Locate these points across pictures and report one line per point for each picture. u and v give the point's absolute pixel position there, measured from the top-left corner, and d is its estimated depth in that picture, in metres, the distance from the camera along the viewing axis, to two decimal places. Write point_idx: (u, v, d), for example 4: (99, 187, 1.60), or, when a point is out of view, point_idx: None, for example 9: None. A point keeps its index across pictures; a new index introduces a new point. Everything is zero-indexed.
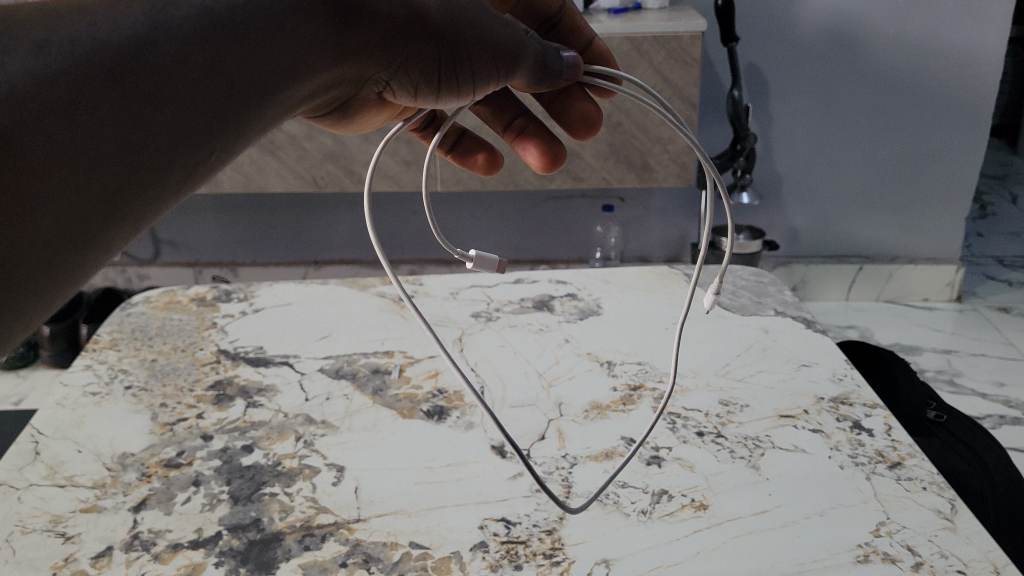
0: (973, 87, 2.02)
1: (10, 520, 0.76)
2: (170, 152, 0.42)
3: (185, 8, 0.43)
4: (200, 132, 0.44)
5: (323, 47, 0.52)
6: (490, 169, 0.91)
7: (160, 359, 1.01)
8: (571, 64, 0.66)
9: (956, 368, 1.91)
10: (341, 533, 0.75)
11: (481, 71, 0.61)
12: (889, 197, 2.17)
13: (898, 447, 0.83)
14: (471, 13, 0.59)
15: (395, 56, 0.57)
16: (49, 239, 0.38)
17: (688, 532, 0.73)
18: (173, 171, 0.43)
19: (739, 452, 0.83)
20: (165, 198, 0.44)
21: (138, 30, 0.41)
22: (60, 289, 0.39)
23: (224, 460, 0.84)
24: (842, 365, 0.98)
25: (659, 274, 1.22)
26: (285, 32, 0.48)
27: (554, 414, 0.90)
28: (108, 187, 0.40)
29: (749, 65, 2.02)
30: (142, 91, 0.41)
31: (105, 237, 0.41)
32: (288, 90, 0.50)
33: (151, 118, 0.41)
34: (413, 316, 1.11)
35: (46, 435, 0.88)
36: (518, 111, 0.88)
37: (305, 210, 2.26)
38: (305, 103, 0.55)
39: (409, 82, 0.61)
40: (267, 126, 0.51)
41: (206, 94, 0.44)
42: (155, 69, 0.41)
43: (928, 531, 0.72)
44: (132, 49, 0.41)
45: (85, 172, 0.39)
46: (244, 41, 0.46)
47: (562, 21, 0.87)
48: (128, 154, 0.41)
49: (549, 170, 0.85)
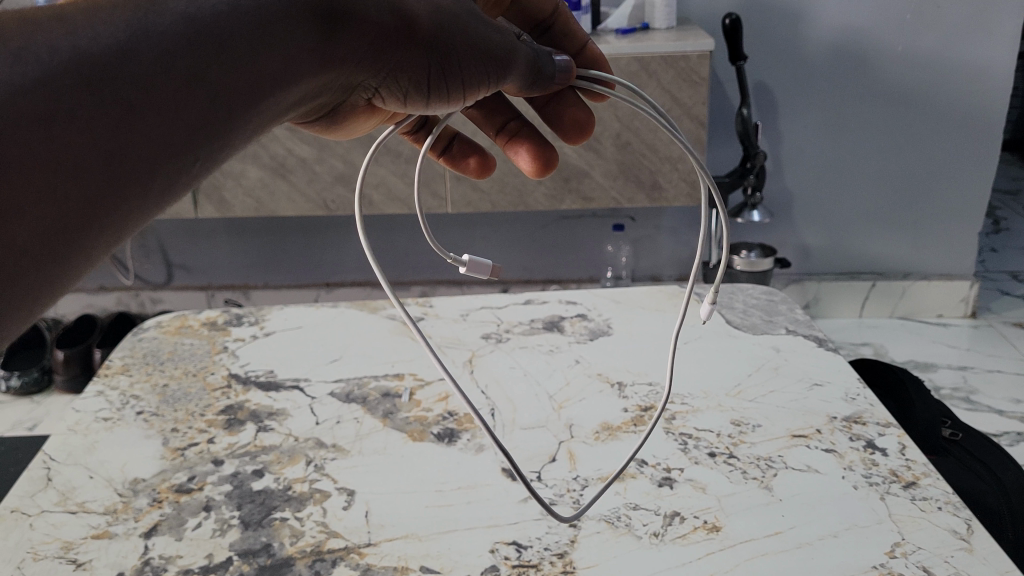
0: (984, 100, 2.01)
1: (22, 547, 0.76)
2: (151, 162, 0.42)
3: (167, 15, 0.43)
4: (184, 141, 0.43)
5: (313, 55, 0.51)
6: (482, 173, 0.91)
7: (171, 384, 1.02)
8: (564, 68, 0.69)
9: (971, 385, 1.89)
10: (352, 558, 0.74)
11: (472, 78, 0.62)
12: (900, 213, 2.16)
13: (912, 467, 0.82)
14: (462, 20, 0.60)
15: (386, 64, 0.57)
16: (24, 248, 0.38)
17: (701, 555, 0.73)
18: (154, 181, 0.43)
19: (752, 473, 0.83)
20: (146, 207, 0.43)
21: (120, 40, 0.40)
22: (39, 297, 0.39)
23: (235, 485, 0.84)
24: (855, 384, 0.97)
25: (669, 293, 1.22)
26: (272, 40, 0.48)
27: (565, 437, 0.90)
28: (87, 197, 0.40)
29: (757, 84, 2.02)
30: (123, 100, 0.40)
31: (84, 247, 0.40)
32: (277, 97, 0.49)
33: (132, 128, 0.41)
34: (424, 338, 1.11)
35: (58, 461, 0.88)
36: (511, 116, 0.89)
37: (317, 233, 2.27)
38: (292, 112, 0.54)
39: (398, 89, 0.61)
40: (255, 133, 0.50)
41: (190, 101, 0.43)
42: (136, 77, 0.41)
43: (945, 552, 0.71)
44: (113, 60, 0.40)
45: (64, 183, 0.39)
46: (228, 49, 0.45)
47: (555, 25, 0.88)
48: (109, 165, 0.40)
49: (541, 175, 0.85)
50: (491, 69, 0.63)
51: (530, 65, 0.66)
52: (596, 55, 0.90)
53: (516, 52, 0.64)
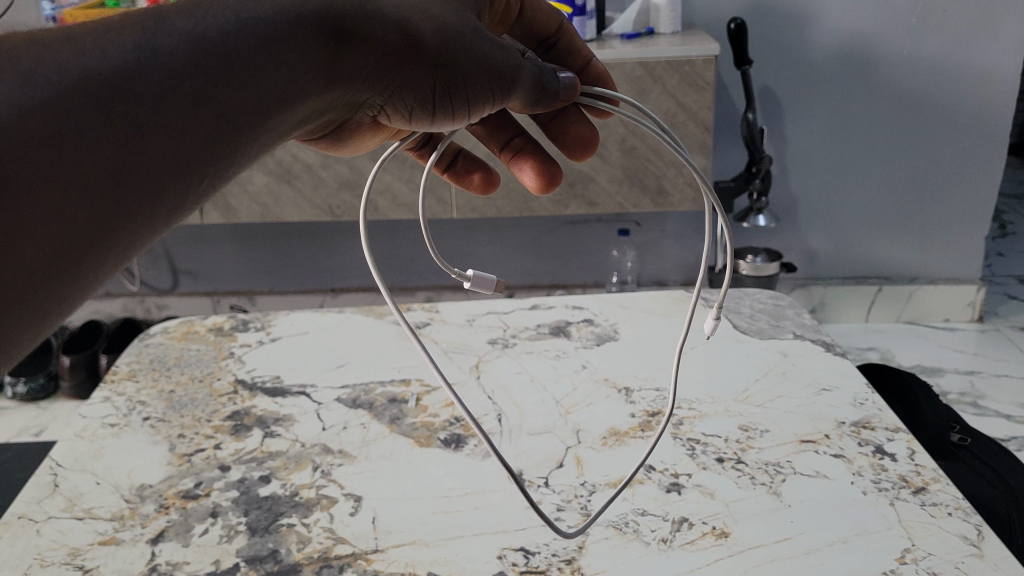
0: (990, 103, 2.01)
1: (29, 553, 0.76)
2: (161, 180, 0.42)
3: (173, 35, 0.43)
4: (193, 159, 0.43)
5: (320, 71, 0.51)
6: (486, 189, 0.90)
7: (178, 390, 1.01)
8: (568, 85, 0.69)
9: (979, 390, 1.88)
10: (359, 564, 0.74)
11: (477, 95, 0.62)
12: (906, 217, 2.16)
13: (922, 471, 0.82)
14: (468, 37, 0.60)
15: (391, 80, 0.57)
16: (32, 267, 0.38)
17: (710, 561, 0.72)
18: (162, 200, 0.42)
19: (760, 478, 0.82)
20: (156, 226, 0.43)
21: (128, 59, 0.41)
22: (48, 316, 0.39)
23: (242, 491, 0.84)
24: (864, 389, 0.96)
25: (675, 298, 1.21)
26: (279, 58, 0.47)
27: (573, 442, 0.90)
28: (96, 216, 0.39)
29: (762, 88, 2.02)
30: (131, 119, 0.40)
31: (93, 265, 0.40)
32: (285, 114, 0.49)
33: (141, 146, 0.41)
34: (431, 344, 1.11)
35: (65, 467, 0.88)
36: (516, 131, 0.88)
37: (322, 238, 2.27)
38: (300, 128, 0.54)
39: (404, 106, 0.61)
40: (264, 151, 0.50)
41: (199, 119, 0.43)
42: (144, 96, 0.41)
43: (955, 558, 0.71)
44: (120, 78, 0.40)
45: (72, 202, 0.39)
46: (236, 68, 0.45)
47: (559, 41, 0.88)
48: (117, 184, 0.40)
49: (544, 192, 0.85)
50: (497, 83, 0.62)
51: (534, 82, 0.66)
52: (600, 72, 0.90)
53: (521, 69, 0.64)
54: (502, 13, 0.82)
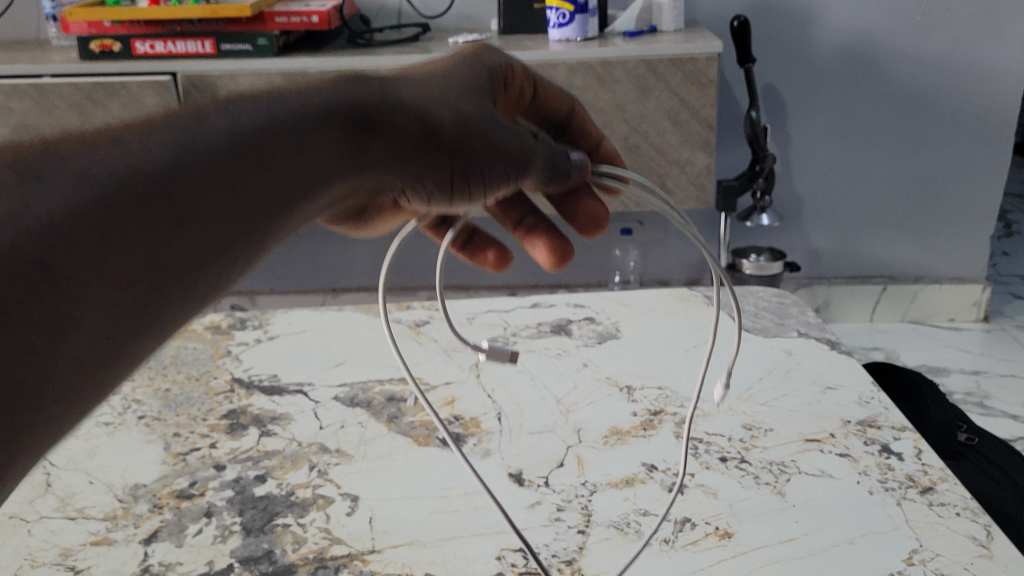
0: (995, 102, 2.00)
1: (19, 553, 0.74)
2: (197, 265, 0.46)
3: (211, 134, 0.47)
4: (224, 246, 0.47)
5: (339, 163, 0.54)
6: (501, 267, 0.85)
7: (173, 389, 1.00)
8: (580, 165, 0.67)
9: (985, 390, 1.87)
10: (355, 565, 0.73)
11: (493, 182, 0.61)
12: (911, 216, 2.14)
13: (929, 471, 0.80)
14: (481, 124, 0.61)
15: (408, 168, 0.58)
16: (83, 349, 0.41)
17: (713, 562, 0.71)
18: (196, 284, 0.46)
19: (764, 478, 0.81)
20: (190, 307, 0.46)
21: (170, 157, 0.45)
22: (93, 394, 0.42)
23: (237, 490, 0.82)
24: (870, 388, 0.95)
25: (678, 296, 1.20)
26: (304, 150, 0.52)
27: (573, 441, 0.88)
28: (137, 302, 0.43)
29: (766, 86, 2.00)
30: (170, 211, 0.44)
31: (134, 346, 0.43)
32: (307, 204, 0.53)
33: (180, 238, 0.45)
34: (431, 342, 1.10)
35: (58, 466, 0.86)
36: (527, 209, 0.80)
37: (324, 237, 2.27)
38: (319, 214, 0.56)
39: (421, 195, 0.61)
40: (286, 237, 0.54)
41: (230, 208, 0.47)
42: (184, 191, 0.45)
43: (964, 559, 0.69)
44: (164, 174, 0.44)
45: (118, 289, 0.42)
46: (265, 161, 0.50)
47: (572, 124, 0.82)
48: (158, 272, 0.44)
49: (556, 269, 0.78)
50: (517, 166, 0.62)
51: (546, 165, 0.65)
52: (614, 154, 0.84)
53: (533, 152, 0.63)
54: (517, 96, 0.76)
